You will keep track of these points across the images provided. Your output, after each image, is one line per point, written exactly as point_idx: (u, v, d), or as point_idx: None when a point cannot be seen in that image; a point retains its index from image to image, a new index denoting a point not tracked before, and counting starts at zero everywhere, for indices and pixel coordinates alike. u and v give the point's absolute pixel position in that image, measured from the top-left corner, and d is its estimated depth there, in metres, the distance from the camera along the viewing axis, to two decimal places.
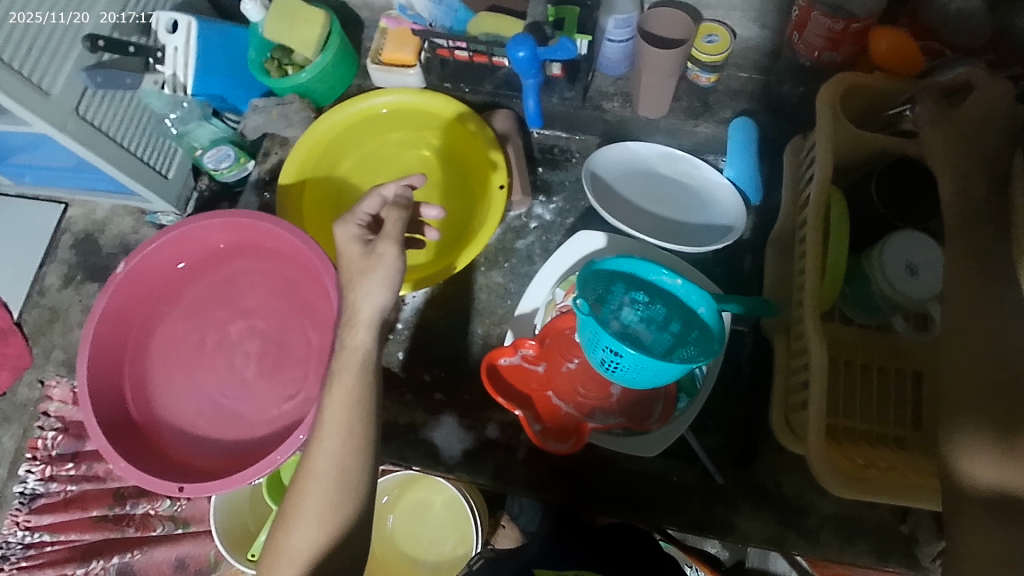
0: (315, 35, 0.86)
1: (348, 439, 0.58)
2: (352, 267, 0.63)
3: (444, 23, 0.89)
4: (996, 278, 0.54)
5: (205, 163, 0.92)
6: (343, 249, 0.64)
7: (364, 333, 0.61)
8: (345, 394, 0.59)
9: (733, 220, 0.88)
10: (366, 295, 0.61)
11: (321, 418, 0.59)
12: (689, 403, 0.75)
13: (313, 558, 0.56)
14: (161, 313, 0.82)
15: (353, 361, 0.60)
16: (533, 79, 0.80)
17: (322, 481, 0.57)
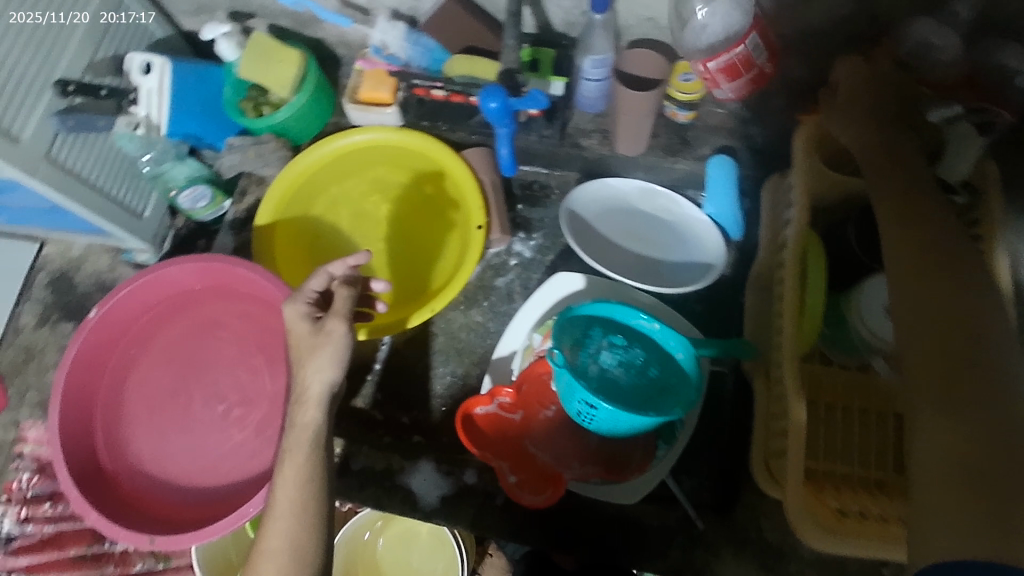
0: (290, 75, 0.86)
1: (301, 516, 0.57)
2: (302, 342, 0.63)
3: (420, 63, 0.89)
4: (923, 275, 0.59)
5: (180, 203, 0.90)
6: (292, 328, 0.65)
7: (313, 411, 0.61)
8: (297, 471, 0.58)
9: (712, 258, 0.88)
10: (316, 372, 0.61)
11: (273, 497, 0.58)
12: (668, 450, 0.74)
13: None
14: (134, 359, 0.81)
15: (302, 437, 0.60)
16: (507, 128, 0.80)
17: (275, 560, 0.55)
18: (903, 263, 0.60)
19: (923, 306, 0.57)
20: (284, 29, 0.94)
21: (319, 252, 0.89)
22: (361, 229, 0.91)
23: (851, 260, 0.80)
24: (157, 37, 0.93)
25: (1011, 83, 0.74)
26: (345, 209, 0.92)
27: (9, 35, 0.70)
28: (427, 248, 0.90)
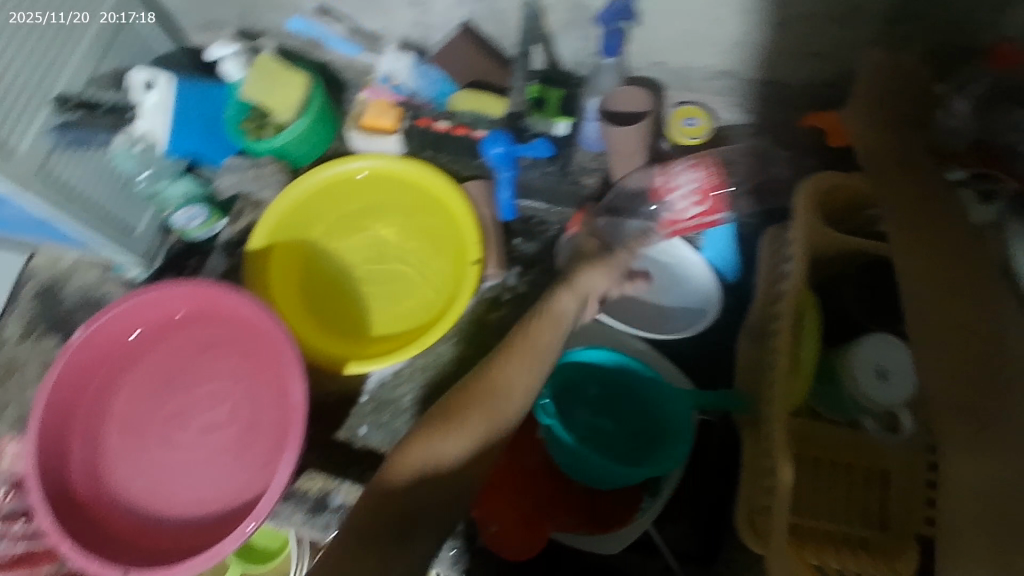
0: (295, 99, 0.86)
1: (529, 365, 0.70)
2: (569, 290, 0.76)
3: (426, 94, 0.88)
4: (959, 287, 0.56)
5: (175, 221, 0.89)
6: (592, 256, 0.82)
7: (519, 372, 0.69)
8: (541, 335, 0.72)
9: (708, 302, 0.88)
10: (550, 337, 0.72)
11: (506, 345, 0.71)
12: (654, 501, 0.74)
13: (427, 470, 0.62)
14: (120, 380, 0.80)
15: (499, 388, 0.67)
16: (509, 174, 0.86)
17: (501, 400, 0.67)
18: (921, 300, 0.57)
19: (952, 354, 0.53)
20: (291, 51, 0.94)
21: (314, 279, 0.89)
22: (357, 255, 0.90)
23: (846, 319, 0.80)
24: (162, 53, 0.93)
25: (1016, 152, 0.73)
26: (340, 235, 0.91)
27: (9, 34, 0.70)
28: (422, 280, 0.89)
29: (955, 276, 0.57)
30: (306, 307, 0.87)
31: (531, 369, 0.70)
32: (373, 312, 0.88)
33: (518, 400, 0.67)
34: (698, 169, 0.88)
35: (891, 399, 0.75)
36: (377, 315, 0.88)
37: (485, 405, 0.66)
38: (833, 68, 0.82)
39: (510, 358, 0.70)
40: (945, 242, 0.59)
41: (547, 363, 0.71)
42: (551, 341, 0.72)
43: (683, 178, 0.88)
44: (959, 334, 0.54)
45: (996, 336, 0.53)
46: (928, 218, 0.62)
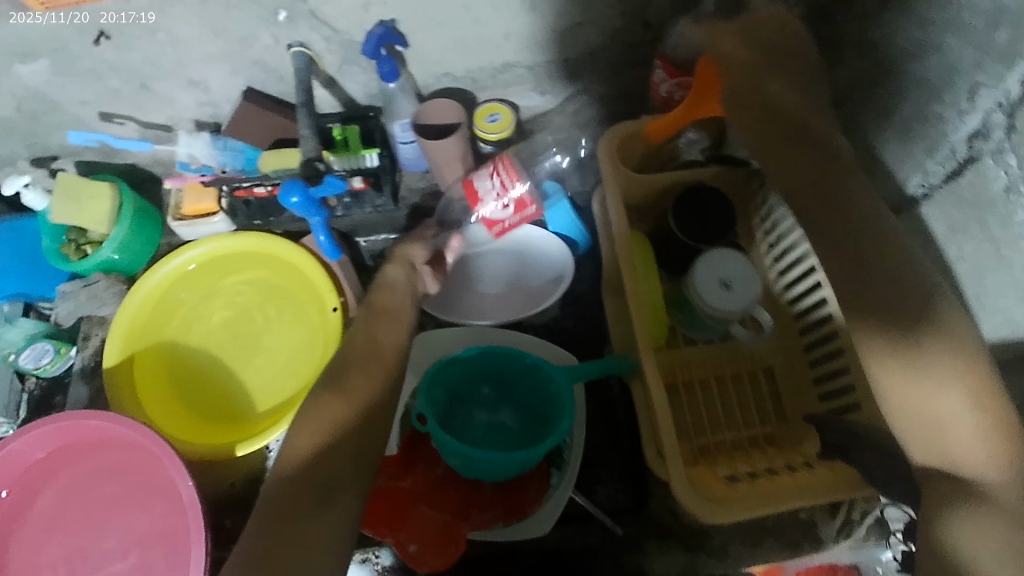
0: (104, 210, 0.86)
1: (389, 322, 0.74)
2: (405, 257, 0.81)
3: (234, 166, 0.90)
4: (830, 199, 0.58)
5: (22, 365, 0.86)
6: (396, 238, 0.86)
7: (382, 331, 0.73)
8: (393, 295, 0.76)
9: (563, 271, 0.93)
10: (402, 297, 0.77)
11: (362, 315, 0.74)
12: (562, 475, 0.78)
13: (323, 437, 0.62)
14: (11, 538, 0.77)
15: (366, 350, 0.70)
16: (317, 217, 0.83)
17: (369, 361, 0.70)
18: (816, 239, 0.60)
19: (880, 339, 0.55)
20: (92, 163, 0.93)
21: (184, 376, 0.88)
22: (223, 338, 0.90)
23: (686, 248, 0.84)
24: None
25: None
26: (198, 326, 0.90)
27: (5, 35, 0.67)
28: (292, 343, 0.89)
29: (824, 188, 0.58)
30: (184, 404, 0.86)
31: (394, 324, 0.74)
32: (253, 388, 0.88)
33: (386, 353, 0.71)
34: (500, 172, 0.83)
35: (740, 304, 0.78)
36: (258, 390, 0.87)
37: (356, 370, 0.68)
38: (598, 31, 0.86)
39: (366, 323, 0.73)
40: (801, 144, 0.60)
41: (407, 315, 0.76)
42: (404, 299, 0.77)
43: (491, 185, 0.83)
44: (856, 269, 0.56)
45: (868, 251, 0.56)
46: (768, 120, 0.61)
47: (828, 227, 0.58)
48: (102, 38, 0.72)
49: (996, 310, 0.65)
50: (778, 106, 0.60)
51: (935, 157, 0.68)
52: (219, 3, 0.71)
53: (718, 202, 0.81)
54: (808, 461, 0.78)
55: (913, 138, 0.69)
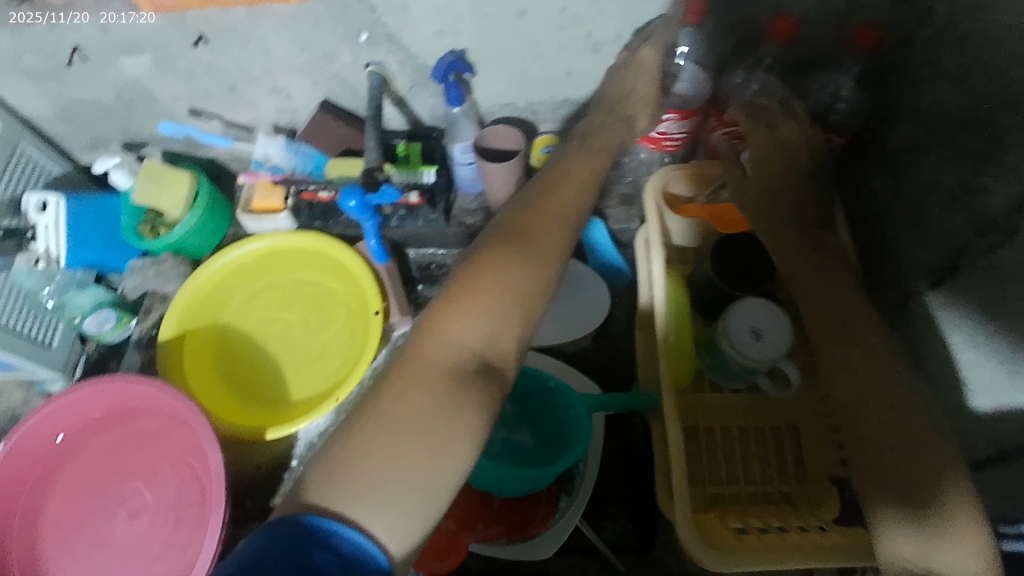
0: (181, 195, 0.93)
1: (577, 196, 0.72)
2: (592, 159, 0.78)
3: (302, 168, 0.96)
4: (818, 262, 0.70)
5: (86, 329, 0.93)
6: (646, 58, 0.83)
7: (563, 207, 0.70)
8: (581, 174, 0.75)
9: (594, 312, 0.96)
10: (583, 174, 0.75)
11: (552, 183, 0.72)
12: (570, 500, 0.80)
13: (496, 293, 0.59)
14: (47, 491, 0.83)
15: (547, 229, 0.67)
16: (371, 222, 0.89)
17: (554, 227, 0.67)
18: (805, 299, 0.70)
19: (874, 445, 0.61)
20: (176, 152, 1.01)
21: (228, 358, 0.93)
22: (270, 326, 0.95)
23: (721, 295, 0.84)
24: (55, 174, 1.00)
25: (832, 109, 0.84)
26: (249, 313, 0.96)
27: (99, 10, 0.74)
28: (336, 340, 0.94)
29: (835, 321, 0.67)
30: (224, 383, 0.91)
31: (575, 203, 0.71)
32: (293, 377, 0.92)
33: (567, 221, 0.69)
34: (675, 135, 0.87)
35: (770, 356, 0.78)
36: (298, 379, 0.92)
37: (530, 250, 0.64)
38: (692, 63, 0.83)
39: (543, 191, 0.71)
40: (825, 307, 0.68)
41: (587, 197, 0.73)
42: (584, 182, 0.74)
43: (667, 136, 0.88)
44: (880, 459, 0.61)
45: (849, 312, 0.67)
46: (765, 197, 0.74)
47: (820, 306, 0.69)
48: (201, 41, 0.80)
49: (1013, 391, 0.64)
50: (821, 236, 0.73)
51: (971, 228, 0.67)
52: (309, 20, 0.78)
53: (761, 251, 0.82)
54: (823, 525, 0.75)
55: (954, 206, 0.69)
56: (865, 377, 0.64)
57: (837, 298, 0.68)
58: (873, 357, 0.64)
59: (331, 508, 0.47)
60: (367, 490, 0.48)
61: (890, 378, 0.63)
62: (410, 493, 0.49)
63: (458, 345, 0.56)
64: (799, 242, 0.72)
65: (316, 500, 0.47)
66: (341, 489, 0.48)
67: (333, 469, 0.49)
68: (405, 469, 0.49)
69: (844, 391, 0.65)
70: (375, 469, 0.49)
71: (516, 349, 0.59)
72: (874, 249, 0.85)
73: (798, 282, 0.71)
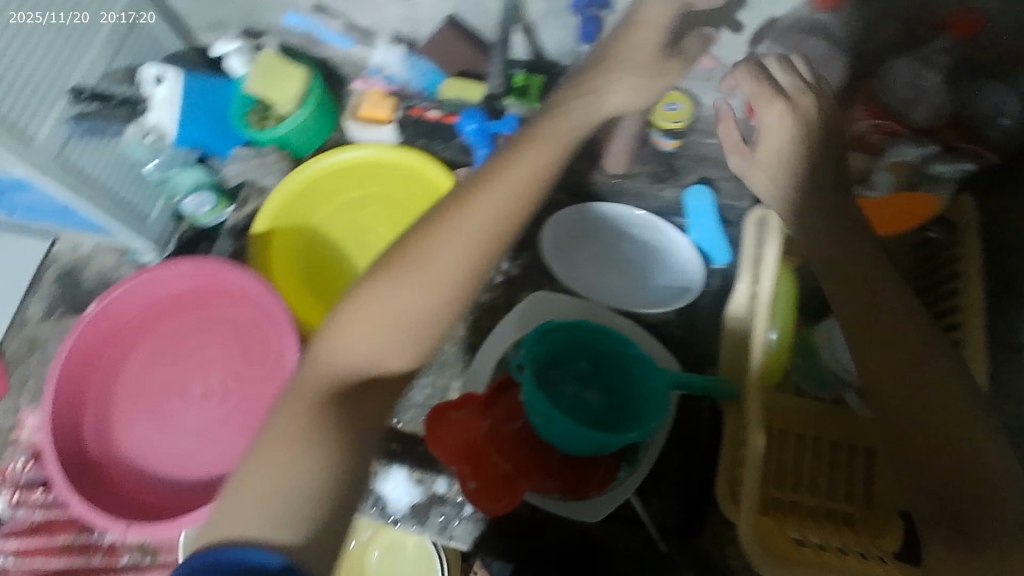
0: (294, 89, 0.92)
1: (507, 195, 0.62)
2: (561, 115, 0.67)
3: (417, 84, 0.94)
4: (872, 275, 0.61)
5: (185, 208, 0.94)
6: (644, 24, 0.70)
7: (486, 209, 0.62)
8: (523, 170, 0.64)
9: (687, 284, 0.91)
10: (528, 169, 0.64)
11: (485, 177, 0.63)
12: (630, 472, 0.78)
13: (388, 312, 0.57)
14: (127, 355, 0.86)
15: (451, 233, 0.60)
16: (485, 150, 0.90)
17: (466, 233, 0.60)
18: (851, 310, 0.60)
19: (928, 487, 0.54)
20: (291, 46, 0.99)
21: (315, 262, 0.93)
22: (355, 237, 0.94)
23: None
24: (173, 49, 0.99)
25: (993, 123, 0.75)
26: (336, 220, 0.95)
27: None
28: None
29: (880, 337, 0.58)
30: (308, 287, 0.92)
31: (506, 205, 0.62)
32: None
33: (491, 229, 0.61)
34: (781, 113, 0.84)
35: None
36: None
37: (425, 258, 0.59)
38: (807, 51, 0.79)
39: (464, 190, 0.63)
40: (873, 319, 0.59)
41: (522, 199, 0.63)
42: (525, 179, 0.64)
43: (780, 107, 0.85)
44: (942, 496, 0.54)
45: (893, 333, 0.58)
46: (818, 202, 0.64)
47: (858, 326, 0.60)
48: None
49: None
50: (868, 249, 0.63)
51: None
52: None
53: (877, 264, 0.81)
54: (883, 557, 0.71)
55: None
56: (913, 406, 0.56)
57: (876, 318, 0.59)
58: (923, 386, 0.56)
59: (223, 539, 0.47)
60: (254, 513, 0.47)
61: (944, 408, 0.55)
62: (289, 510, 0.48)
63: (353, 360, 0.57)
64: (845, 250, 0.62)
65: (208, 540, 0.48)
66: (224, 522, 0.48)
67: (226, 496, 0.50)
68: (287, 494, 0.49)
69: (893, 420, 0.56)
70: (259, 497, 0.48)
71: (407, 368, 0.59)
72: (998, 287, 0.75)
73: (839, 296, 0.62)
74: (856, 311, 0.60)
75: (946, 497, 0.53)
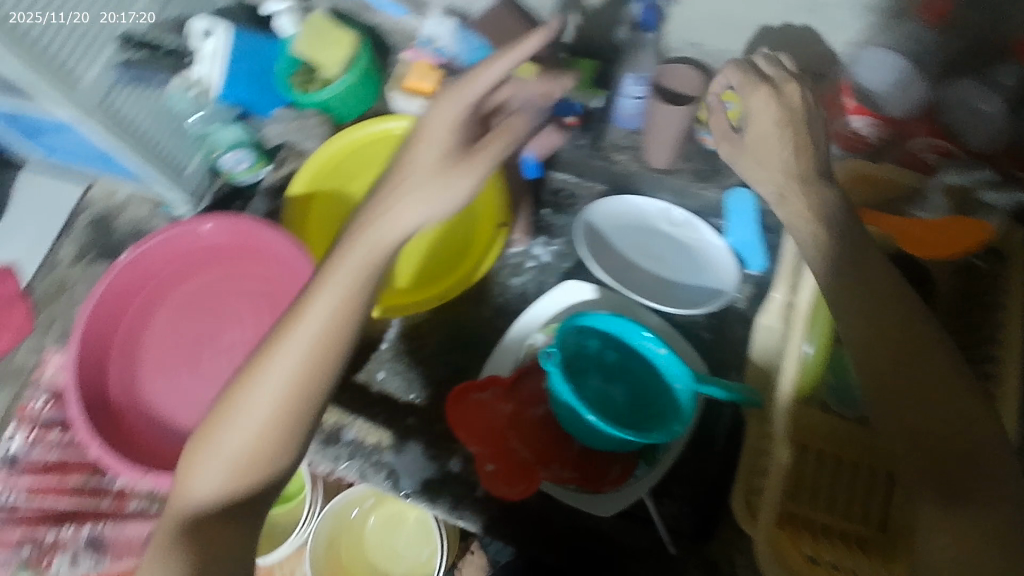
0: (342, 55, 0.91)
1: (336, 317, 0.58)
2: (364, 242, 0.58)
3: (464, 59, 0.91)
4: (872, 267, 0.62)
5: (223, 164, 0.93)
6: (445, 131, 0.60)
7: (312, 343, 0.57)
8: (337, 295, 0.58)
9: (722, 285, 0.88)
10: (348, 283, 0.58)
11: (308, 302, 0.58)
12: (648, 470, 0.77)
13: (236, 456, 0.57)
14: (157, 305, 0.86)
15: (287, 363, 0.57)
16: None
17: (291, 364, 0.57)
18: (854, 294, 0.61)
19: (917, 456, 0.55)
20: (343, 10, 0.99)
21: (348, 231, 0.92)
22: None
23: None
24: (224, 4, 0.98)
25: None
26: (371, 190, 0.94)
27: None
28: (452, 240, 0.92)
29: (878, 315, 0.59)
30: None
31: (331, 332, 0.58)
32: (407, 268, 0.91)
33: (330, 345, 0.58)
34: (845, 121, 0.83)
35: None
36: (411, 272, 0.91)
37: (260, 385, 0.57)
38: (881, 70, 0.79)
39: (302, 307, 0.58)
40: (871, 301, 0.60)
41: (347, 322, 0.59)
42: (337, 311, 0.58)
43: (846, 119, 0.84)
44: (933, 468, 0.54)
45: (893, 318, 0.59)
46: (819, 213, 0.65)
47: (855, 309, 0.60)
48: None
49: None
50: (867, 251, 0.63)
51: None
52: None
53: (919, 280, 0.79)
54: None
55: None
56: (909, 378, 0.56)
57: (872, 303, 0.60)
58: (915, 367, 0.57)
59: None
60: None
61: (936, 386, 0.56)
62: None
63: (193, 507, 0.57)
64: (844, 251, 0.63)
65: None
66: None
67: None
68: None
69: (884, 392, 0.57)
70: None
71: (283, 475, 0.59)
72: None
73: (835, 285, 0.62)
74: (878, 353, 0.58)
75: (938, 471, 0.54)
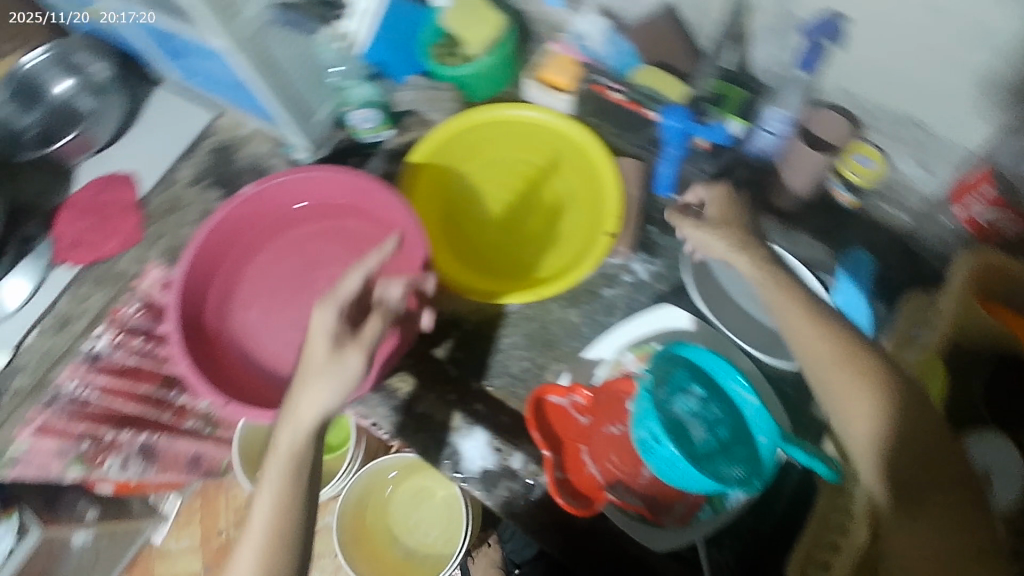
0: (489, 34, 0.93)
1: (279, 505, 0.66)
2: (286, 422, 0.67)
3: (610, 62, 0.92)
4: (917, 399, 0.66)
5: (351, 119, 0.95)
6: (311, 342, 0.67)
7: (276, 519, 0.66)
8: (275, 489, 0.67)
9: None
10: (292, 460, 0.67)
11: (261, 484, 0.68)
12: (712, 515, 0.77)
13: None
14: (264, 241, 0.88)
15: (252, 545, 0.66)
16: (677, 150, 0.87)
17: (256, 541, 0.66)
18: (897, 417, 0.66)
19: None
20: None
21: (460, 210, 0.94)
22: (504, 197, 0.94)
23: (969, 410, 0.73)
24: None
25: None
26: (488, 173, 0.95)
27: None
28: (556, 241, 0.91)
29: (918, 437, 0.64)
30: (444, 231, 0.92)
31: (283, 513, 0.66)
32: (507, 258, 0.91)
33: (288, 525, 0.66)
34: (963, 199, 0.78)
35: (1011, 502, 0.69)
36: (510, 263, 0.91)
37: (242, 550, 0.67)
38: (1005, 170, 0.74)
39: (265, 486, 0.67)
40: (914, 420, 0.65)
41: (294, 510, 0.67)
42: (281, 503, 0.66)
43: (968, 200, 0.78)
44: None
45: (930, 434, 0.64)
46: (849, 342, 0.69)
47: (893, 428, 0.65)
48: None
49: None
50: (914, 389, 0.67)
51: None
52: None
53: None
54: None
55: None
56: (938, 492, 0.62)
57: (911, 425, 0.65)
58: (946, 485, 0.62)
59: None
60: None
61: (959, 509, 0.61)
62: None
63: None
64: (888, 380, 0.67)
65: None
66: None
67: None
68: None
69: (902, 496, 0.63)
70: None
71: None
72: None
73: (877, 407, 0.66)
74: (920, 568, 0.60)
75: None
